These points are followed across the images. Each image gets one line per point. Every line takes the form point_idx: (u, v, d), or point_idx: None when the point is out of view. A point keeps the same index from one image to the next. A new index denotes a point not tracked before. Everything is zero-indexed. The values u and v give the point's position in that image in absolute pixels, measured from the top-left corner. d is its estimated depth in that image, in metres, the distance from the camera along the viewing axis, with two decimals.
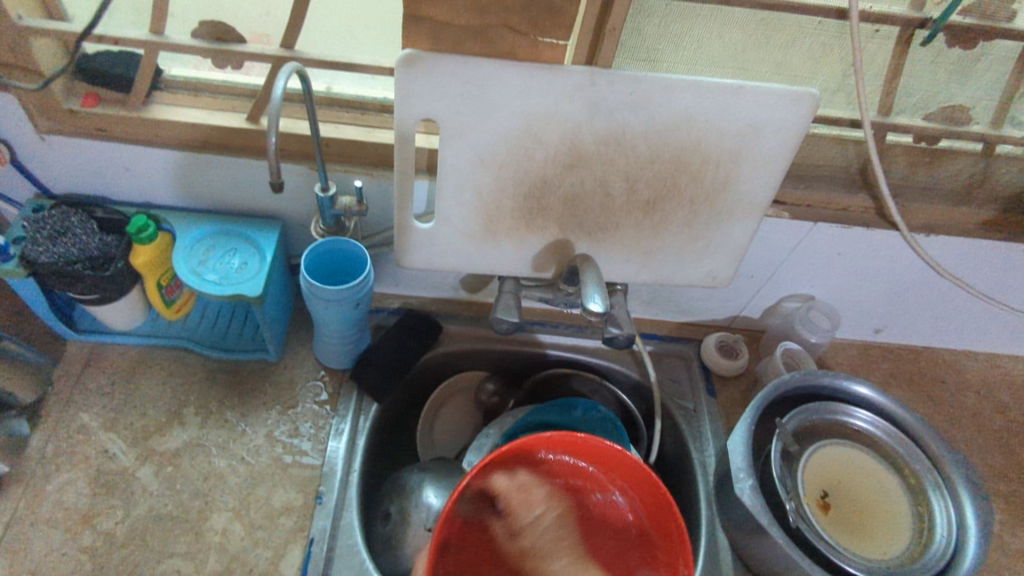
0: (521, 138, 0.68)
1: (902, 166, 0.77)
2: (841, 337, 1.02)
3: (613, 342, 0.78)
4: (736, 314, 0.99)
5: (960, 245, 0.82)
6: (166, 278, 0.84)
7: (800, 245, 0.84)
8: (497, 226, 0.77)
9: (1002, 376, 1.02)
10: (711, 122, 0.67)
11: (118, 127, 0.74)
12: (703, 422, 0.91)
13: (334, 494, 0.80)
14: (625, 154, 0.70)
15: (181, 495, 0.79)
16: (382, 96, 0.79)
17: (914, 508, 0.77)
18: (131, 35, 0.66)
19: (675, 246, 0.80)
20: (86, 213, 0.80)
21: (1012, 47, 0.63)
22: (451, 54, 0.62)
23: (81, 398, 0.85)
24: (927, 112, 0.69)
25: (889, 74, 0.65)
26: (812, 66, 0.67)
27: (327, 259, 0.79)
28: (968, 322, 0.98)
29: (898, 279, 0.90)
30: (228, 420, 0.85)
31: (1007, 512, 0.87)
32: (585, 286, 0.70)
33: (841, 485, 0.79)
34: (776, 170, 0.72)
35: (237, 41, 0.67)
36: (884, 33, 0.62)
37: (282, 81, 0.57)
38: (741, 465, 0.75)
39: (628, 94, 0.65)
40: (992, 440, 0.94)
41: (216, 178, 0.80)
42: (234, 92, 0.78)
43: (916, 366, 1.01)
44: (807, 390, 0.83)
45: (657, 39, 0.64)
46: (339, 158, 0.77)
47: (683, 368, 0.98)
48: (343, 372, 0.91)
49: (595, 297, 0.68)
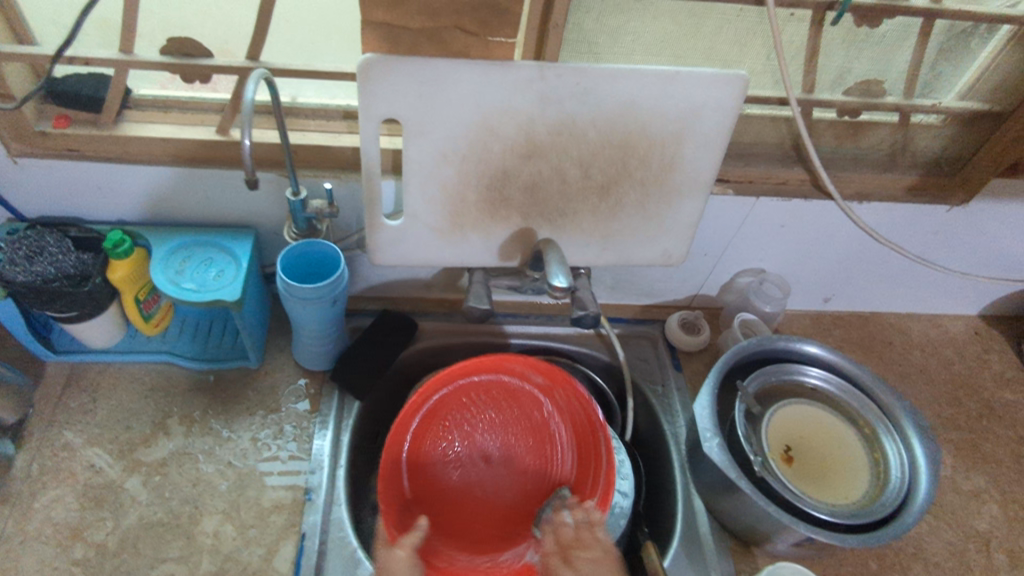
0: (479, 132, 0.73)
1: (830, 140, 0.84)
2: (795, 309, 1.08)
3: (581, 322, 0.82)
4: (696, 293, 1.04)
5: (891, 212, 0.90)
6: (143, 292, 0.85)
7: (747, 220, 0.90)
8: (463, 218, 0.81)
9: (945, 334, 1.09)
10: (653, 107, 0.73)
11: (90, 146, 0.77)
12: (672, 395, 0.96)
13: (323, 490, 0.82)
14: (577, 142, 0.75)
15: (170, 502, 0.80)
16: (346, 103, 0.83)
17: (871, 456, 0.82)
18: (100, 56, 0.69)
19: (632, 228, 0.85)
20: (60, 232, 0.82)
21: (912, 24, 0.71)
22: (408, 56, 0.67)
23: (64, 417, 0.86)
24: (846, 88, 0.77)
25: (809, 53, 0.72)
26: (739, 51, 0.74)
27: (301, 262, 0.83)
28: (907, 285, 1.05)
29: (839, 248, 0.97)
30: (213, 427, 0.87)
31: (957, 457, 0.93)
32: (550, 266, 0.74)
33: (803, 440, 0.84)
34: (717, 149, 0.78)
35: (203, 56, 0.71)
36: (798, 16, 0.69)
37: (252, 87, 0.61)
38: (708, 426, 0.79)
39: (575, 85, 0.70)
40: (940, 393, 1.01)
41: (188, 191, 0.83)
42: (202, 107, 0.81)
43: (865, 330, 1.08)
44: (764, 354, 0.88)
45: (596, 33, 0.70)
46: (308, 163, 0.81)
47: (649, 347, 1.03)
48: (324, 374, 0.93)
49: (558, 276, 0.72)
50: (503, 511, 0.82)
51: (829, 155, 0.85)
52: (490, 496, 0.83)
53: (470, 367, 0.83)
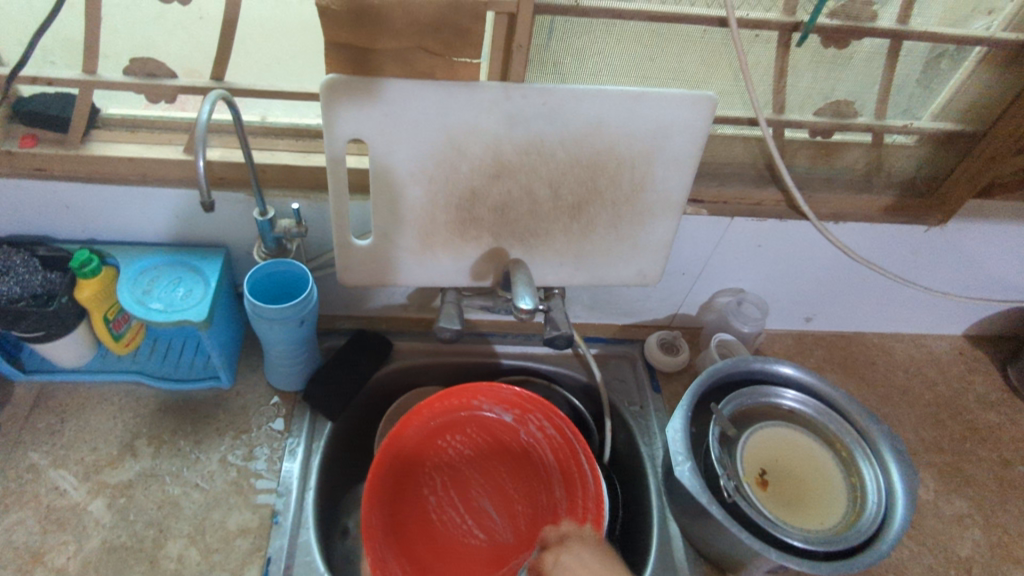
0: (446, 152, 0.73)
1: (804, 161, 0.84)
2: (776, 329, 1.07)
3: (554, 343, 0.80)
4: (675, 312, 1.03)
5: (868, 231, 0.89)
6: (112, 311, 0.84)
7: (723, 240, 0.89)
8: (434, 239, 0.81)
9: (928, 355, 1.08)
10: (621, 127, 0.72)
11: (56, 165, 0.76)
12: (650, 417, 0.94)
13: (290, 513, 0.81)
14: (545, 161, 0.75)
15: (134, 525, 0.79)
16: (316, 124, 0.83)
17: (848, 480, 0.81)
18: (65, 76, 0.70)
19: (606, 248, 0.84)
20: (28, 252, 0.82)
21: (878, 45, 0.72)
22: (372, 77, 0.66)
23: (30, 438, 0.85)
24: (817, 109, 0.78)
25: (776, 73, 0.73)
26: (706, 72, 0.74)
27: (269, 282, 0.82)
28: (889, 305, 1.04)
29: (817, 268, 0.96)
30: (182, 448, 0.85)
31: (940, 480, 0.91)
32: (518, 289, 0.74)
33: (780, 463, 0.82)
34: (688, 169, 0.77)
35: (168, 76, 0.71)
36: (764, 37, 0.70)
37: (207, 108, 0.61)
38: (680, 449, 0.77)
39: (541, 105, 0.70)
40: (924, 415, 0.99)
41: (157, 210, 0.83)
42: (171, 126, 0.81)
43: (848, 351, 1.06)
44: (740, 374, 0.87)
45: (562, 53, 0.70)
46: (276, 184, 0.80)
47: (627, 367, 1.02)
48: (296, 394, 0.92)
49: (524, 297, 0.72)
50: (494, 549, 0.84)
51: (803, 176, 0.85)
52: (479, 536, 0.85)
53: (442, 406, 0.88)
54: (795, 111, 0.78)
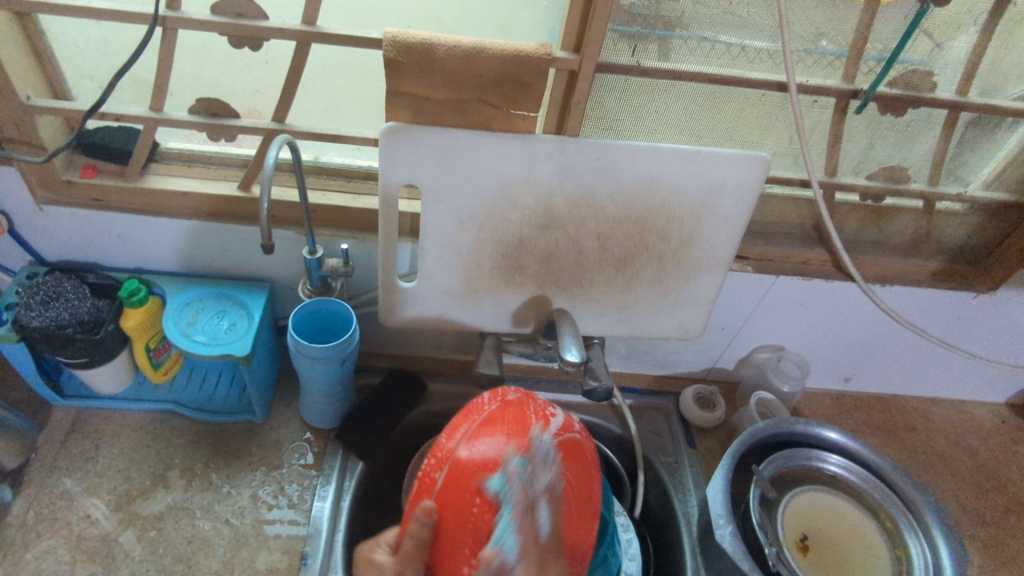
0: (497, 201, 0.73)
1: (852, 223, 0.84)
2: (814, 387, 1.06)
3: (592, 394, 0.77)
4: (712, 366, 1.02)
5: (915, 295, 0.89)
6: (154, 340, 0.85)
7: (766, 297, 0.89)
8: (477, 283, 0.81)
9: (969, 422, 1.05)
10: (673, 185, 0.73)
11: (114, 196, 0.78)
12: (685, 471, 0.92)
13: (319, 556, 0.79)
14: (595, 215, 0.75)
15: (163, 560, 0.77)
16: (368, 165, 0.85)
17: (893, 553, 0.78)
18: (132, 112, 0.71)
19: (649, 300, 0.84)
20: (78, 278, 0.83)
21: (934, 114, 0.73)
22: (431, 125, 0.67)
23: (65, 464, 0.84)
24: (869, 173, 0.79)
25: (831, 136, 0.74)
26: (760, 133, 0.75)
27: (313, 320, 0.82)
28: (930, 369, 1.02)
29: (858, 329, 0.95)
30: (213, 482, 0.85)
31: (983, 555, 0.87)
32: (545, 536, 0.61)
33: (820, 531, 0.80)
34: (736, 228, 0.77)
35: (232, 116, 0.72)
36: (821, 103, 0.72)
37: (274, 151, 0.61)
38: (721, 512, 0.74)
39: (595, 159, 0.70)
40: (966, 484, 0.96)
41: (206, 244, 0.84)
42: (226, 162, 0.82)
43: (887, 414, 1.04)
44: (782, 436, 0.85)
45: (618, 110, 0.72)
46: (327, 223, 0.82)
47: (663, 421, 0.98)
48: (329, 433, 0.91)
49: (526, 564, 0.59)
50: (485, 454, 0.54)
51: (851, 238, 0.86)
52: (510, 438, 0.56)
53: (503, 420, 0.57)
54: (848, 174, 0.79)
